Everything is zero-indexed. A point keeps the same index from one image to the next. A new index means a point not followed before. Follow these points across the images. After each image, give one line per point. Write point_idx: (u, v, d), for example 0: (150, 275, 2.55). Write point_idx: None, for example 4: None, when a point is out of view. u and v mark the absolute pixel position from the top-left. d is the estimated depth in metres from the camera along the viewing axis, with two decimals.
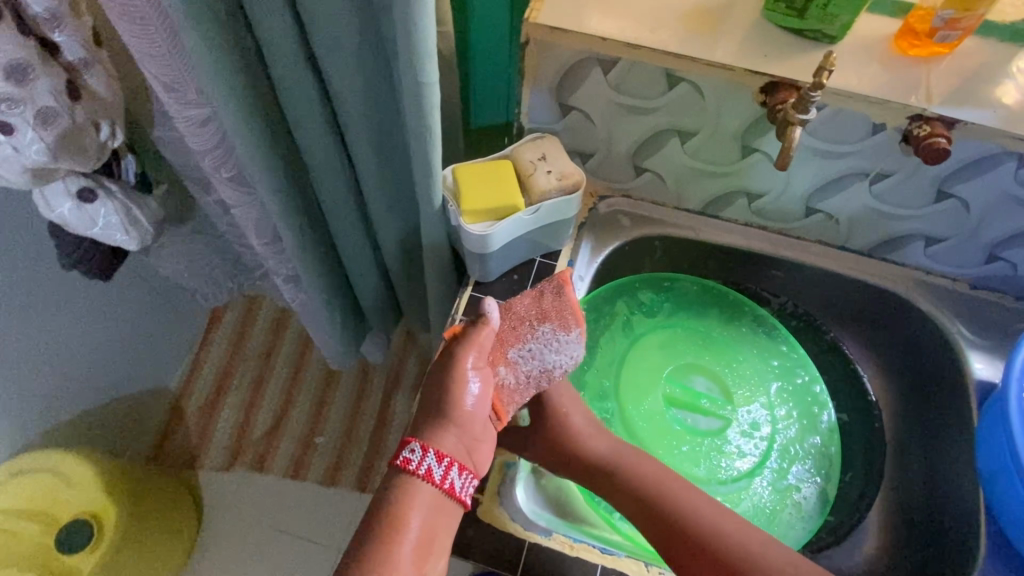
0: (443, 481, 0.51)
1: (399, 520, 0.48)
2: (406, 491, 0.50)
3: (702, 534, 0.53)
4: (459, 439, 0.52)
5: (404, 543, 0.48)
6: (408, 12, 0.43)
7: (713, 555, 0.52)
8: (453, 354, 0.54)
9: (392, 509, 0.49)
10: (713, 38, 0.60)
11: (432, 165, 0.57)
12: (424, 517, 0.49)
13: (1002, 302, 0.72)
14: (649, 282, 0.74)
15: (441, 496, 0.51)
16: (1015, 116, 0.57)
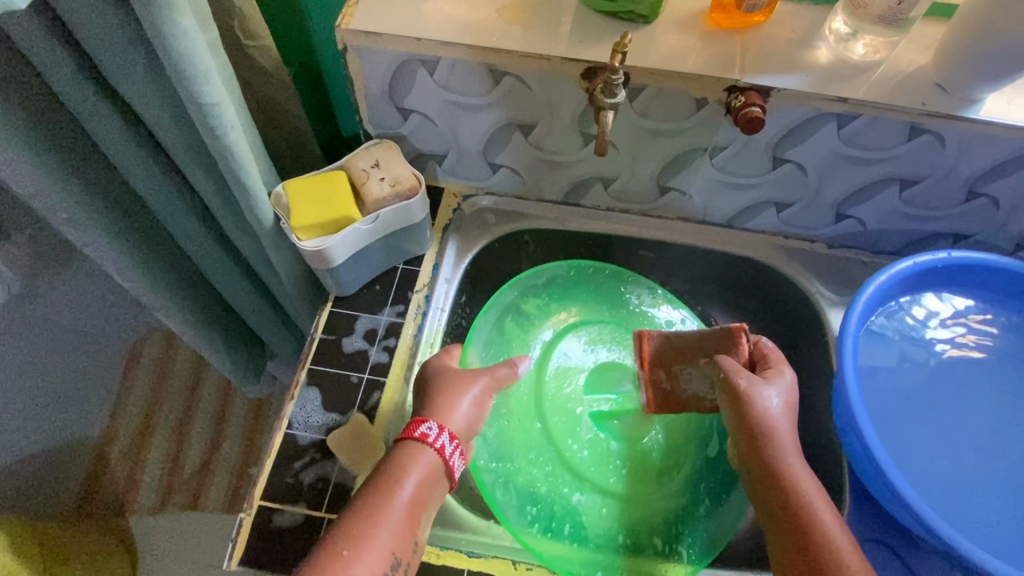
0: (440, 443, 0.53)
1: (396, 479, 0.51)
2: (404, 458, 0.52)
3: (788, 487, 0.53)
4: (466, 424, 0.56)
5: (395, 503, 0.50)
6: (161, 35, 0.41)
7: (789, 503, 0.52)
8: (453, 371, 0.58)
9: (386, 471, 0.52)
10: (530, 28, 0.60)
11: (248, 184, 0.55)
12: (419, 479, 0.52)
13: (858, 258, 0.75)
14: (525, 288, 0.69)
15: (439, 464, 0.53)
16: (826, 78, 0.58)
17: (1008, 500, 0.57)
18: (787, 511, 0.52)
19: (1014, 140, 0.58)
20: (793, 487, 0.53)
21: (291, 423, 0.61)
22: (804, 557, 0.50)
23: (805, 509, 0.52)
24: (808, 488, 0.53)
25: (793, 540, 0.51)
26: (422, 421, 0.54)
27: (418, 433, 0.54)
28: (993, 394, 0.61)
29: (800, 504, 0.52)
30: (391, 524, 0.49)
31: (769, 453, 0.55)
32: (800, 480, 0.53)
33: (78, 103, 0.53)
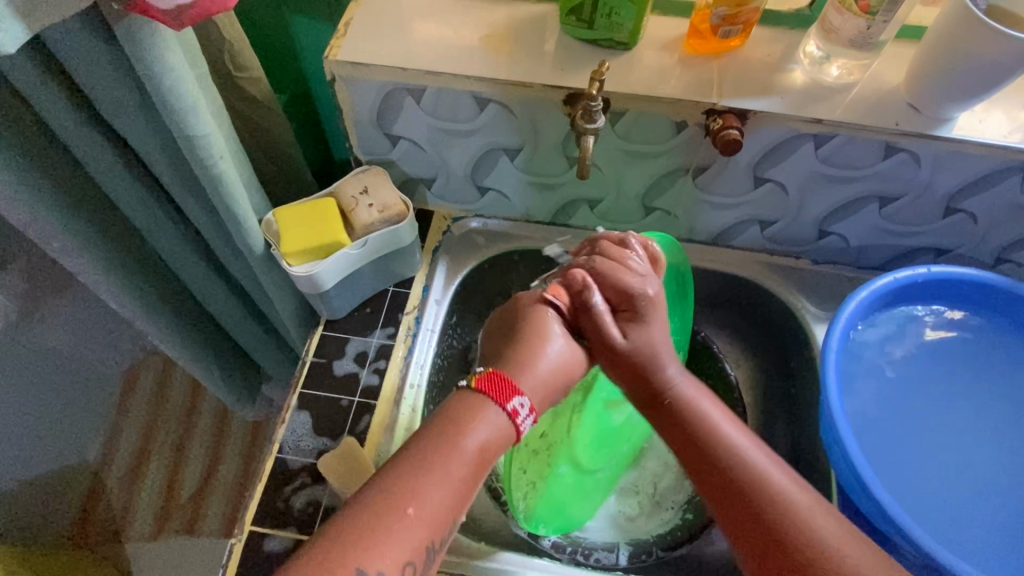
0: (523, 425, 0.51)
1: (463, 435, 0.48)
2: (475, 414, 0.49)
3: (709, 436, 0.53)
4: (542, 390, 0.53)
5: (459, 458, 0.47)
6: (150, 73, 0.43)
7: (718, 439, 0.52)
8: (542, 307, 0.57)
9: (455, 423, 0.48)
10: (511, 56, 0.61)
11: (238, 212, 0.57)
12: (490, 438, 0.49)
13: (843, 274, 0.76)
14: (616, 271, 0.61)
15: (509, 431, 0.50)
16: (801, 100, 0.59)
17: (992, 513, 0.57)
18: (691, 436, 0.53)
19: (985, 158, 0.60)
20: (691, 411, 0.54)
21: (283, 447, 0.62)
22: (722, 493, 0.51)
23: (709, 434, 0.53)
24: (715, 417, 0.54)
25: (713, 476, 0.51)
26: (517, 392, 0.51)
27: (508, 401, 0.50)
28: (972, 407, 0.63)
29: (709, 434, 0.53)
30: (450, 481, 0.46)
31: (658, 381, 0.55)
32: (692, 405, 0.54)
33: (73, 136, 0.54)
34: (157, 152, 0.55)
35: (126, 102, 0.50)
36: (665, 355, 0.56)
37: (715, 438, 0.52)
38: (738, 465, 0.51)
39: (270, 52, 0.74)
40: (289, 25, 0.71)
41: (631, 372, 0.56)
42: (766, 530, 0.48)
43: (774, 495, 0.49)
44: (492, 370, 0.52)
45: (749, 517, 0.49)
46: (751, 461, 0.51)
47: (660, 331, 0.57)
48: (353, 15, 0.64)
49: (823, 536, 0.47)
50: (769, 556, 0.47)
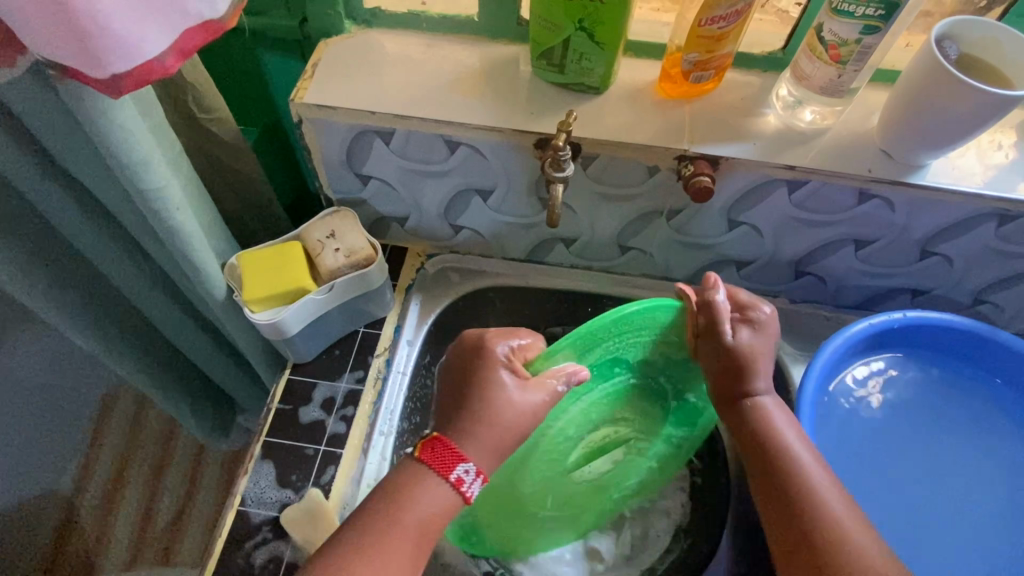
0: (469, 493, 0.51)
1: (403, 510, 0.49)
2: (417, 486, 0.50)
3: (800, 483, 0.52)
4: (495, 450, 0.52)
5: (402, 532, 0.49)
6: (99, 132, 0.42)
7: (792, 487, 0.52)
8: (484, 343, 0.54)
9: (399, 498, 0.49)
10: (482, 100, 0.60)
11: (197, 260, 0.55)
12: (433, 511, 0.50)
13: (821, 313, 0.76)
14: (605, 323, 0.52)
15: (457, 502, 0.51)
16: (773, 146, 0.59)
17: (969, 570, 0.56)
18: (772, 474, 0.53)
19: (959, 204, 0.59)
20: (790, 455, 0.53)
21: (244, 500, 0.60)
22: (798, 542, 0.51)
23: (774, 440, 0.54)
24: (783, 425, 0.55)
25: (767, 477, 0.54)
26: (461, 460, 0.50)
27: (450, 470, 0.50)
28: (949, 456, 0.61)
29: (771, 441, 0.54)
30: (394, 558, 0.48)
31: (746, 387, 0.56)
32: (770, 419, 0.55)
33: (26, 184, 0.53)
34: (112, 200, 0.53)
35: (78, 153, 0.48)
36: (761, 367, 0.56)
37: (779, 444, 0.54)
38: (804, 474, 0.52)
39: (240, 88, 0.73)
40: (259, 62, 0.70)
41: (721, 374, 0.56)
42: (797, 535, 0.51)
43: (819, 509, 0.51)
44: (437, 437, 0.52)
45: (787, 534, 0.51)
46: (803, 468, 0.52)
47: (771, 346, 0.57)
48: (322, 55, 0.63)
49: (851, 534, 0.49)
50: (795, 558, 0.50)
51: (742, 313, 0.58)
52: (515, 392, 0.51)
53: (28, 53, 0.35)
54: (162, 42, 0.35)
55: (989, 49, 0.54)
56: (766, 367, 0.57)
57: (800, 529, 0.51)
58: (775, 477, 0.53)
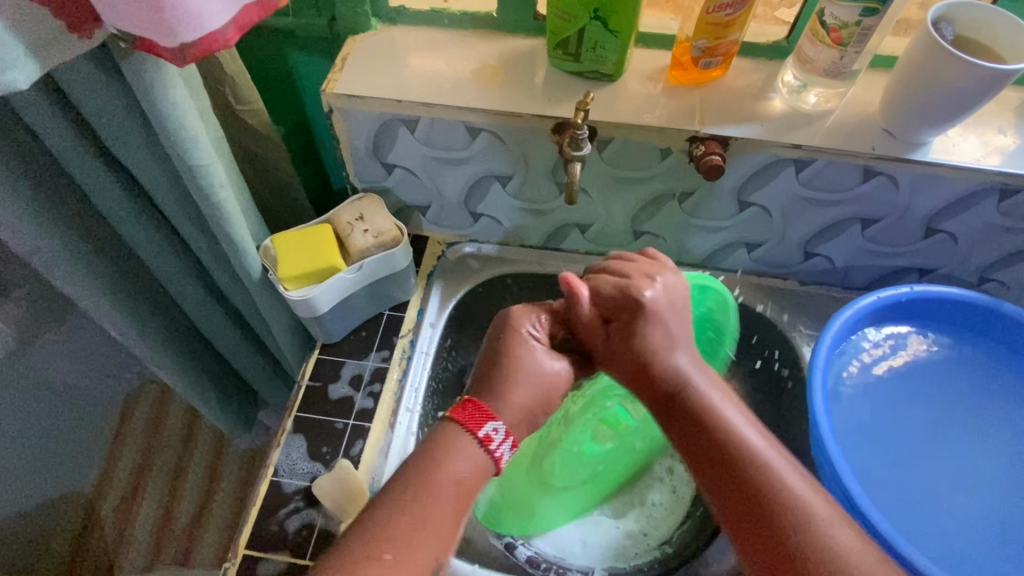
0: (498, 451, 0.52)
1: (439, 471, 0.50)
2: (449, 449, 0.51)
3: (733, 460, 0.49)
4: (518, 418, 0.54)
5: (440, 494, 0.49)
6: (155, 108, 0.46)
7: (736, 463, 0.49)
8: (512, 312, 0.59)
9: (434, 462, 0.50)
10: (501, 90, 0.64)
11: (237, 239, 0.59)
12: (468, 474, 0.51)
13: (831, 294, 0.78)
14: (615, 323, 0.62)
15: (490, 463, 0.52)
16: (779, 127, 0.62)
17: (981, 533, 0.57)
18: (716, 455, 0.50)
19: (962, 180, 0.62)
20: (716, 429, 0.51)
21: (278, 471, 0.63)
22: (761, 526, 0.47)
23: (717, 411, 0.52)
24: (715, 399, 0.53)
25: (704, 443, 0.51)
26: (489, 418, 0.53)
27: (479, 428, 0.52)
28: (956, 424, 0.63)
29: (711, 413, 0.52)
30: (440, 520, 0.48)
31: (659, 355, 0.54)
32: (709, 391, 0.53)
33: (77, 168, 0.56)
34: (158, 182, 0.56)
35: (129, 137, 0.51)
36: (676, 339, 0.55)
37: (718, 411, 0.52)
38: (736, 451, 0.50)
39: (271, 86, 0.77)
40: (288, 60, 0.74)
41: (630, 355, 0.55)
42: (757, 497, 0.47)
43: (782, 495, 0.47)
44: (469, 399, 0.54)
45: (742, 512, 0.48)
46: (756, 454, 0.49)
47: (674, 317, 0.56)
48: (351, 50, 0.67)
49: (816, 510, 0.46)
50: (752, 531, 0.47)
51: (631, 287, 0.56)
52: (542, 359, 0.56)
53: (103, 27, 0.40)
54: (225, 15, 0.39)
55: (983, 30, 0.57)
56: (682, 336, 0.56)
57: (757, 503, 0.47)
58: (710, 449, 0.51)
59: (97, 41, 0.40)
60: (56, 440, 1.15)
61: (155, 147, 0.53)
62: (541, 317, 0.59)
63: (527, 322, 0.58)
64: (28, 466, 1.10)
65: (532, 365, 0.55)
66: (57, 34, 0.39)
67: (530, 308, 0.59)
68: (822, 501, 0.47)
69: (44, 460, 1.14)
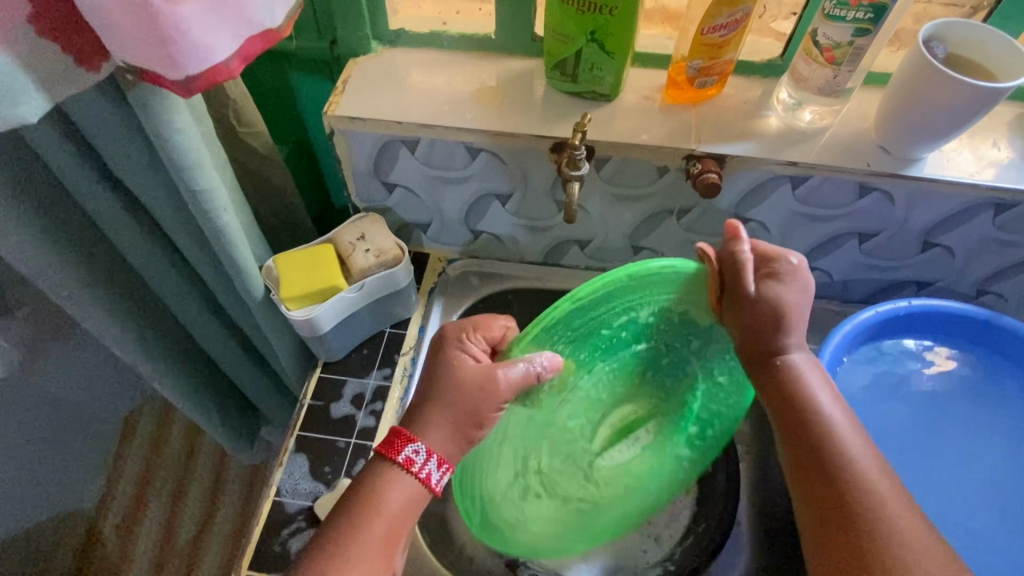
0: (424, 471, 0.53)
1: (372, 509, 0.51)
2: (383, 482, 0.52)
3: (827, 456, 0.53)
4: (453, 435, 0.53)
5: (371, 532, 0.50)
6: (161, 136, 0.47)
7: (824, 460, 0.53)
8: (444, 336, 0.58)
9: (368, 497, 0.52)
10: (499, 110, 0.65)
11: (240, 260, 0.59)
12: (398, 505, 0.52)
13: (830, 307, 0.79)
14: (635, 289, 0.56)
15: (421, 487, 0.53)
16: (774, 145, 0.62)
17: (982, 546, 0.57)
18: (807, 450, 0.54)
19: (957, 195, 0.62)
20: (820, 419, 0.54)
21: (280, 491, 0.63)
22: (843, 535, 0.50)
23: (811, 402, 0.55)
24: (825, 400, 0.56)
25: (800, 438, 0.55)
26: (409, 441, 0.53)
27: (398, 453, 0.53)
28: (955, 437, 0.63)
29: (805, 401, 0.55)
30: (366, 558, 0.50)
31: (777, 342, 0.57)
32: (805, 382, 0.56)
33: (83, 192, 0.57)
34: (162, 206, 0.57)
35: (133, 162, 0.52)
36: (794, 324, 0.57)
37: (811, 405, 0.55)
38: (830, 442, 0.54)
39: (273, 107, 0.78)
40: (290, 82, 0.75)
41: (750, 343, 0.58)
42: (841, 493, 0.51)
43: (863, 489, 0.51)
44: (393, 428, 0.54)
45: (829, 505, 0.51)
46: (847, 446, 0.53)
47: (806, 297, 0.57)
48: (352, 73, 0.68)
49: (892, 506, 0.50)
50: (828, 525, 0.51)
51: (766, 265, 0.58)
52: (488, 368, 0.53)
53: (109, 60, 0.41)
54: (229, 48, 0.40)
55: (975, 48, 0.58)
56: (796, 331, 0.58)
57: (827, 501, 0.51)
58: (807, 449, 0.54)
59: (103, 73, 0.41)
60: (59, 458, 1.16)
61: (159, 173, 0.54)
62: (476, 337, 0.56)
63: (461, 344, 0.56)
64: (31, 485, 1.11)
65: (462, 376, 0.53)
66: (65, 69, 0.39)
67: (464, 328, 0.57)
68: (894, 492, 0.51)
69: (47, 478, 1.14)
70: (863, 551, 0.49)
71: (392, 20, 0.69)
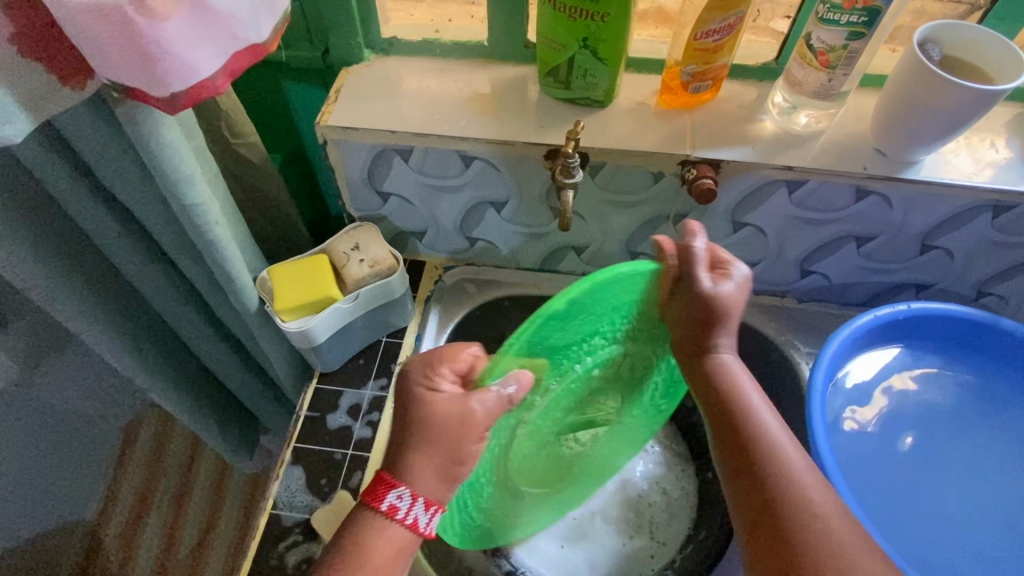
0: (411, 515, 0.48)
1: (357, 554, 0.46)
2: (377, 535, 0.47)
3: (756, 455, 0.51)
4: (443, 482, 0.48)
5: None
6: (149, 151, 0.46)
7: (749, 459, 0.51)
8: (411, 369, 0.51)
9: (351, 553, 0.46)
10: (493, 117, 0.64)
11: (232, 272, 0.59)
12: (385, 554, 0.47)
13: (828, 311, 0.78)
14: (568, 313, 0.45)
15: (408, 534, 0.48)
16: (769, 149, 0.62)
17: (984, 555, 0.56)
18: (739, 453, 0.52)
19: (956, 197, 0.62)
20: (745, 418, 0.53)
21: (277, 504, 0.62)
22: (766, 527, 0.48)
23: (741, 407, 0.53)
24: (756, 403, 0.53)
25: (725, 443, 0.53)
26: (392, 486, 0.48)
27: (382, 500, 0.48)
28: (956, 443, 0.62)
29: (739, 409, 0.53)
30: None
31: (707, 346, 0.55)
32: (736, 385, 0.54)
33: (74, 206, 0.56)
34: (156, 220, 0.57)
35: (124, 176, 0.52)
36: (726, 327, 0.55)
37: (745, 409, 0.53)
38: (755, 443, 0.51)
39: (268, 117, 0.78)
40: (284, 92, 0.75)
41: (688, 327, 0.54)
42: (767, 496, 0.49)
43: (787, 487, 0.49)
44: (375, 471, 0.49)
45: (755, 503, 0.49)
46: (776, 447, 0.51)
47: (738, 308, 0.54)
48: (344, 81, 0.67)
49: (816, 504, 0.47)
50: (757, 527, 0.48)
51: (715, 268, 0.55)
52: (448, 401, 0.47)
53: (95, 77, 0.40)
54: (214, 63, 0.39)
55: (971, 49, 0.57)
56: (730, 330, 0.55)
57: (763, 498, 0.49)
58: (731, 449, 0.52)
59: (88, 91, 0.41)
60: (58, 469, 1.15)
61: (150, 186, 0.53)
62: (450, 357, 0.50)
63: (427, 374, 0.50)
64: (30, 496, 1.10)
65: (437, 411, 0.47)
66: (49, 86, 0.39)
67: (428, 361, 0.50)
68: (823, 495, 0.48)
69: (46, 489, 1.14)
70: (779, 525, 0.47)
71: (385, 29, 0.69)
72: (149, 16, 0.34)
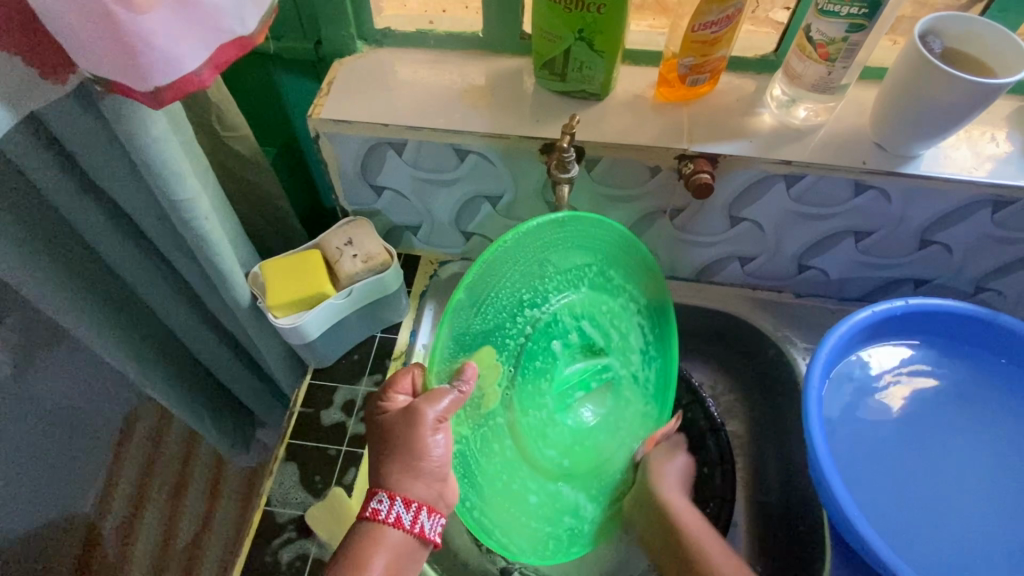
0: (395, 515, 0.49)
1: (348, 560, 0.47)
2: (370, 542, 0.48)
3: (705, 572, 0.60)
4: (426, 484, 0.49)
5: None
6: (136, 146, 0.45)
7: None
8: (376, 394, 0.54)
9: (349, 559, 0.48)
10: (488, 110, 0.63)
11: (223, 268, 0.58)
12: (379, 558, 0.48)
13: (826, 306, 0.78)
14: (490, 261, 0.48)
15: (399, 535, 0.49)
16: (768, 142, 0.61)
17: (979, 552, 0.56)
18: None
19: (957, 192, 0.61)
20: (693, 545, 0.63)
21: (271, 500, 0.62)
22: None
23: (691, 536, 0.64)
24: (700, 526, 0.64)
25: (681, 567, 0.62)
26: (372, 494, 0.50)
27: (366, 508, 0.50)
28: (953, 439, 0.62)
29: (687, 537, 0.63)
30: None
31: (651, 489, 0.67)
32: (680, 513, 0.65)
33: (62, 201, 0.56)
34: (145, 214, 0.56)
35: (111, 170, 0.51)
36: (672, 481, 0.67)
37: (692, 537, 0.63)
38: (704, 565, 0.61)
39: (260, 109, 0.77)
40: (276, 84, 0.74)
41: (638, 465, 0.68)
42: None
43: None
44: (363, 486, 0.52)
45: None
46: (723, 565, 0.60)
47: (676, 466, 0.69)
48: (336, 73, 0.66)
49: None
50: None
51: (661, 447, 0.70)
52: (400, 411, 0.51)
53: (76, 72, 0.40)
54: (199, 57, 0.38)
55: (972, 41, 0.56)
56: (676, 490, 0.67)
57: None
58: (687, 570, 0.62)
59: (70, 86, 0.40)
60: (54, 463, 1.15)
61: (139, 181, 0.52)
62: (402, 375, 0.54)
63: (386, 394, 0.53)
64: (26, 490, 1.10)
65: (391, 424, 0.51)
66: (29, 81, 0.38)
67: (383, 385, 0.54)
68: None
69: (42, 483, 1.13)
70: None
71: (377, 19, 0.68)
72: (129, 8, 0.33)
